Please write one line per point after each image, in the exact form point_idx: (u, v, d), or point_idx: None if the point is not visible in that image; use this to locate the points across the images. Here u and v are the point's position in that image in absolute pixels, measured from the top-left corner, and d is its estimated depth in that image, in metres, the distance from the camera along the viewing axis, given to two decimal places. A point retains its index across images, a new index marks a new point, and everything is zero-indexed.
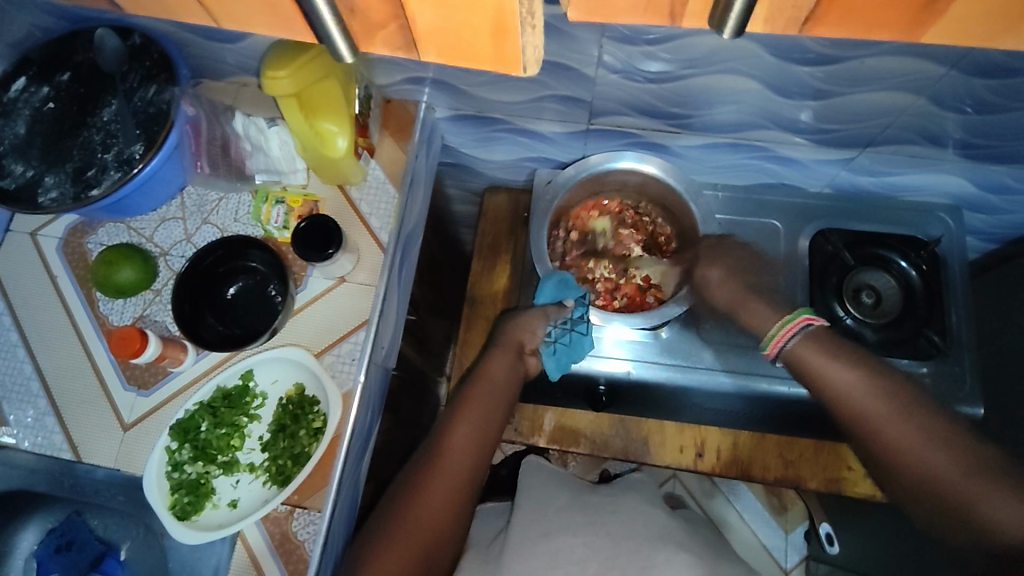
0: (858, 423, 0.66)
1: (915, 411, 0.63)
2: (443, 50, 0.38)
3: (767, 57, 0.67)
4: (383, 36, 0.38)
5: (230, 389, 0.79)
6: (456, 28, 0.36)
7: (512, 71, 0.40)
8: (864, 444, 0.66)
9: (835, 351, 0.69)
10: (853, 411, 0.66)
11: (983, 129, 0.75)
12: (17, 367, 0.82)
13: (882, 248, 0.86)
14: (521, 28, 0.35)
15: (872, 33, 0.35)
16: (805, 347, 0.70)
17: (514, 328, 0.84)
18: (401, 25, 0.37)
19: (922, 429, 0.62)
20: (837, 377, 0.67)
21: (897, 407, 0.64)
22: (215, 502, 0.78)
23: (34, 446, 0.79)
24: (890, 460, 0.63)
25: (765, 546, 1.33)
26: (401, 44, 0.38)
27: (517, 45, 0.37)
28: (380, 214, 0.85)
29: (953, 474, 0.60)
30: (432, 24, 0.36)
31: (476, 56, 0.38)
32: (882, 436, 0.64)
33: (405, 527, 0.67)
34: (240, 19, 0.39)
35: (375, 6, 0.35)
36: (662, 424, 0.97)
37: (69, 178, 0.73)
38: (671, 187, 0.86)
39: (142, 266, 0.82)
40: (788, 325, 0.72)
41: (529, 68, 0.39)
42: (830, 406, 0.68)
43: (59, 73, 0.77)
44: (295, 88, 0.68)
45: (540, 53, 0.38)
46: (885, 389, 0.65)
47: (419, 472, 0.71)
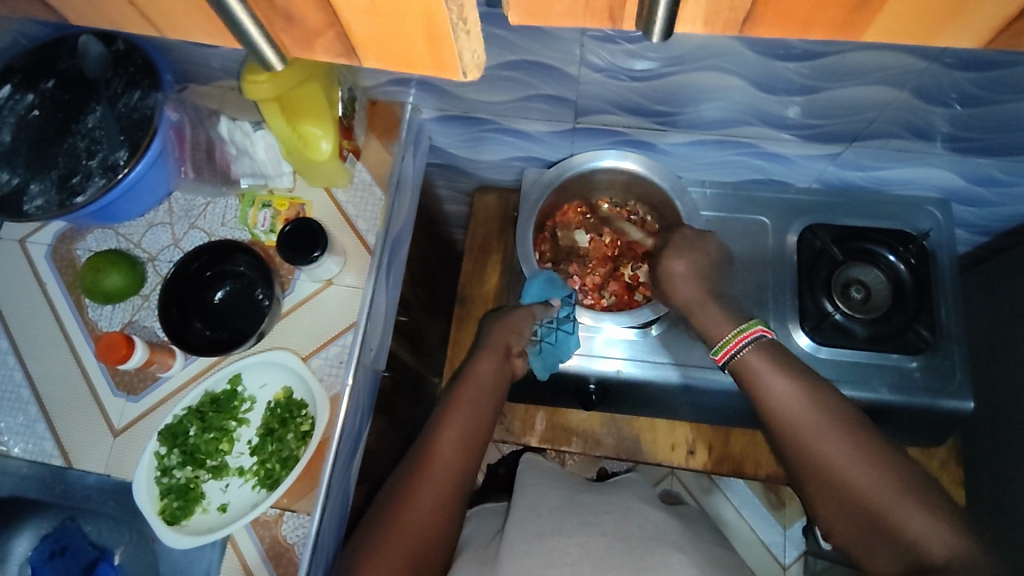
0: (794, 436, 0.67)
1: (849, 427, 0.65)
2: (382, 56, 0.38)
3: (749, 54, 0.67)
4: (321, 45, 0.38)
5: (218, 393, 0.79)
6: (390, 33, 0.36)
7: (453, 76, 0.40)
8: (799, 459, 0.67)
9: (778, 363, 0.70)
10: (793, 423, 0.67)
11: (969, 123, 0.74)
12: (8, 375, 0.82)
13: (869, 242, 0.86)
14: (456, 34, 0.36)
15: (809, 30, 0.36)
16: (753, 354, 0.72)
17: (501, 329, 0.84)
18: (338, 32, 0.37)
19: (856, 443, 0.64)
20: (777, 388, 0.69)
21: (833, 422, 0.66)
22: (205, 506, 0.78)
23: (25, 452, 0.80)
24: (823, 475, 0.65)
25: (763, 541, 1.33)
26: (341, 51, 0.38)
27: (455, 49, 0.37)
28: (367, 216, 0.85)
29: (881, 491, 0.62)
30: (368, 30, 0.36)
31: (414, 61, 0.38)
32: (817, 451, 0.65)
33: (392, 531, 0.67)
34: (180, 27, 0.39)
35: (309, 14, 0.35)
36: (653, 421, 0.99)
37: (54, 185, 0.74)
38: (656, 184, 0.86)
39: (130, 271, 0.82)
40: (741, 334, 0.74)
41: (471, 72, 0.40)
42: (768, 419, 0.69)
43: (43, 81, 0.77)
44: (276, 93, 0.66)
45: (479, 57, 0.39)
46: (821, 405, 0.67)
47: (408, 476, 0.71)
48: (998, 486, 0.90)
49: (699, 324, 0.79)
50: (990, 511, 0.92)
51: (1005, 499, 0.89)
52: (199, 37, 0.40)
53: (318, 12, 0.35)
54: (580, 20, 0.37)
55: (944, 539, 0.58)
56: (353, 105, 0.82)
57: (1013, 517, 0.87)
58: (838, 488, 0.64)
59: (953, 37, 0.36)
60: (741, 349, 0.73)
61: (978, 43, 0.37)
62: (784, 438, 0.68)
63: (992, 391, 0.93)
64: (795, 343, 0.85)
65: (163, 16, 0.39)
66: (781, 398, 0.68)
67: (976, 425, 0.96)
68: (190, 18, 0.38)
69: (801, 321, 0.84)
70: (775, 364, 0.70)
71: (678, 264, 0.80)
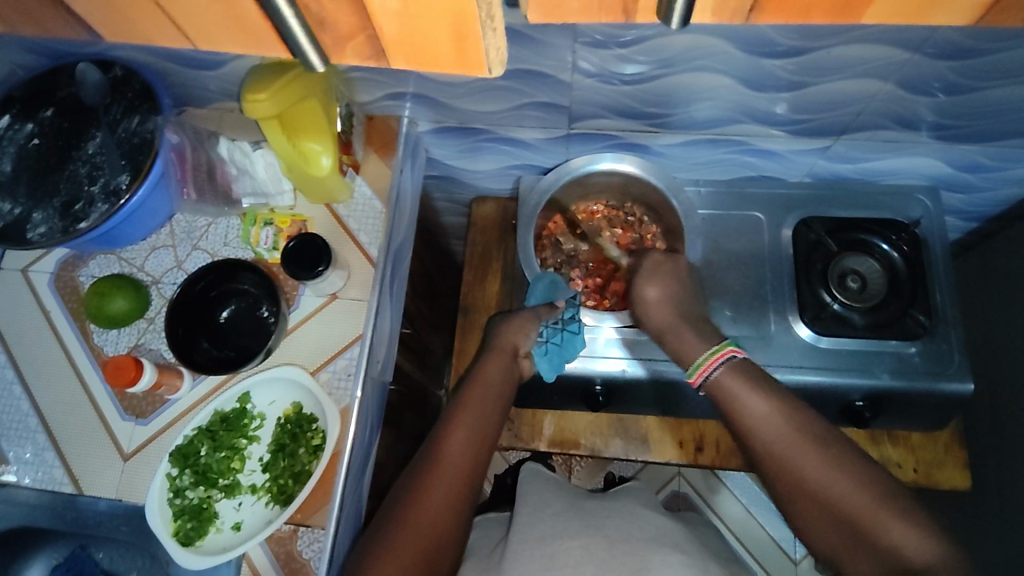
0: (770, 450, 0.68)
1: (822, 440, 0.67)
2: (409, 57, 0.39)
3: (737, 53, 0.69)
4: (352, 48, 0.39)
5: (227, 412, 0.79)
6: (418, 34, 0.37)
7: (477, 72, 0.41)
8: (775, 473, 0.68)
9: (752, 381, 0.71)
10: (769, 438, 0.68)
11: (954, 111, 0.76)
12: (14, 405, 0.82)
13: (861, 232, 0.88)
14: (482, 32, 0.37)
15: (810, 13, 0.38)
16: (727, 375, 0.72)
17: (507, 333, 0.84)
18: (369, 35, 0.38)
19: (830, 454, 0.66)
20: (751, 406, 0.70)
21: (806, 435, 0.67)
22: (219, 526, 0.78)
23: (35, 482, 0.79)
24: (800, 489, 0.66)
25: (774, 538, 1.34)
26: (371, 55, 0.40)
27: (480, 46, 0.38)
28: (368, 230, 0.86)
29: (856, 500, 0.63)
30: (398, 33, 0.37)
31: (439, 62, 0.39)
32: (790, 465, 0.66)
33: (403, 530, 0.67)
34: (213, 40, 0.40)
35: (343, 19, 0.37)
36: (659, 420, 1.00)
37: (57, 213, 0.74)
38: (651, 184, 0.87)
39: (135, 295, 0.82)
40: (715, 355, 0.74)
41: (494, 69, 0.41)
42: (744, 435, 0.70)
43: (42, 109, 0.78)
44: (276, 110, 0.67)
45: (502, 54, 0.39)
46: (795, 420, 0.68)
47: (417, 476, 0.71)
48: (1001, 468, 0.91)
49: (682, 319, 0.80)
50: (997, 495, 0.93)
51: (1010, 481, 0.90)
52: (232, 49, 0.41)
53: (351, 15, 0.36)
54: (595, 16, 0.39)
55: (924, 547, 0.58)
56: (351, 121, 0.84)
57: (1019, 497, 0.88)
58: (814, 500, 0.65)
59: (945, 16, 0.38)
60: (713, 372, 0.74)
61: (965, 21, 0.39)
62: (761, 455, 0.69)
63: (991, 373, 0.95)
64: (796, 334, 0.86)
65: (199, 30, 0.39)
66: (756, 417, 0.69)
67: (975, 408, 0.97)
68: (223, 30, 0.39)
69: (801, 312, 0.86)
70: (749, 383, 0.71)
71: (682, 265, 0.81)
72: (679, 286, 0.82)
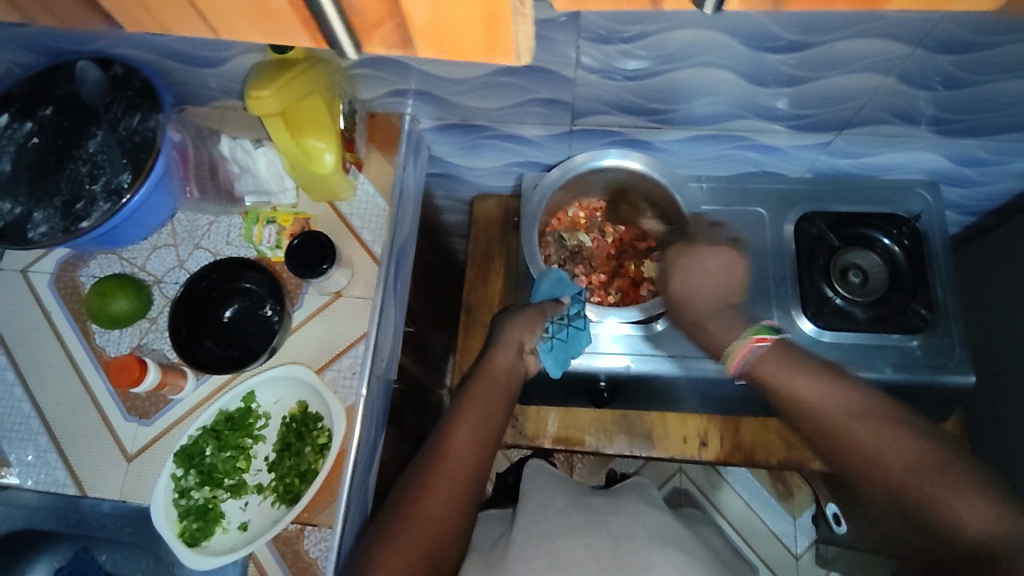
0: (821, 431, 0.70)
1: (872, 414, 0.68)
2: (437, 45, 0.34)
3: (739, 48, 0.69)
4: (377, 37, 0.33)
5: (232, 412, 0.79)
6: (451, 22, 0.32)
7: (509, 60, 0.35)
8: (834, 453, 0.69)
9: (791, 362, 0.74)
10: (818, 416, 0.71)
11: (954, 105, 0.77)
12: (15, 406, 0.81)
13: (864, 227, 0.88)
14: (519, 17, 0.31)
15: None
16: (763, 364, 0.76)
17: (514, 328, 0.84)
18: (398, 23, 0.32)
19: (882, 429, 0.66)
20: (796, 389, 0.73)
21: (855, 411, 0.69)
22: (225, 526, 0.77)
23: (37, 484, 0.79)
24: (858, 467, 0.67)
25: (774, 533, 1.34)
26: (394, 43, 0.34)
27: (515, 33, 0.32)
28: (372, 228, 0.86)
29: (912, 472, 0.63)
30: (431, 20, 0.32)
31: (469, 52, 0.34)
32: (844, 442, 0.68)
33: (406, 523, 0.67)
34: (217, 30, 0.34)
35: (369, 5, 0.31)
36: (664, 416, 1.00)
37: (58, 212, 0.73)
38: (656, 181, 0.87)
39: (137, 296, 0.82)
40: (740, 347, 0.78)
41: (526, 57, 0.35)
42: (796, 418, 0.73)
43: (41, 108, 0.77)
44: (280, 107, 0.68)
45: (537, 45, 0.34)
46: (843, 400, 0.70)
47: (422, 472, 0.71)
48: (1001, 460, 0.92)
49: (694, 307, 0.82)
50: None
51: (1010, 473, 0.91)
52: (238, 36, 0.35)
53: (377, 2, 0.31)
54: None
55: (981, 516, 0.57)
56: (353, 118, 0.83)
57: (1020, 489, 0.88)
58: (874, 477, 0.65)
59: None
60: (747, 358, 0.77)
61: None
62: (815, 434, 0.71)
63: (992, 366, 0.95)
64: (799, 328, 0.86)
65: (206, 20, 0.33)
66: (804, 400, 0.72)
67: (975, 401, 0.98)
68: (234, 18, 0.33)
69: (803, 307, 0.86)
70: (790, 368, 0.74)
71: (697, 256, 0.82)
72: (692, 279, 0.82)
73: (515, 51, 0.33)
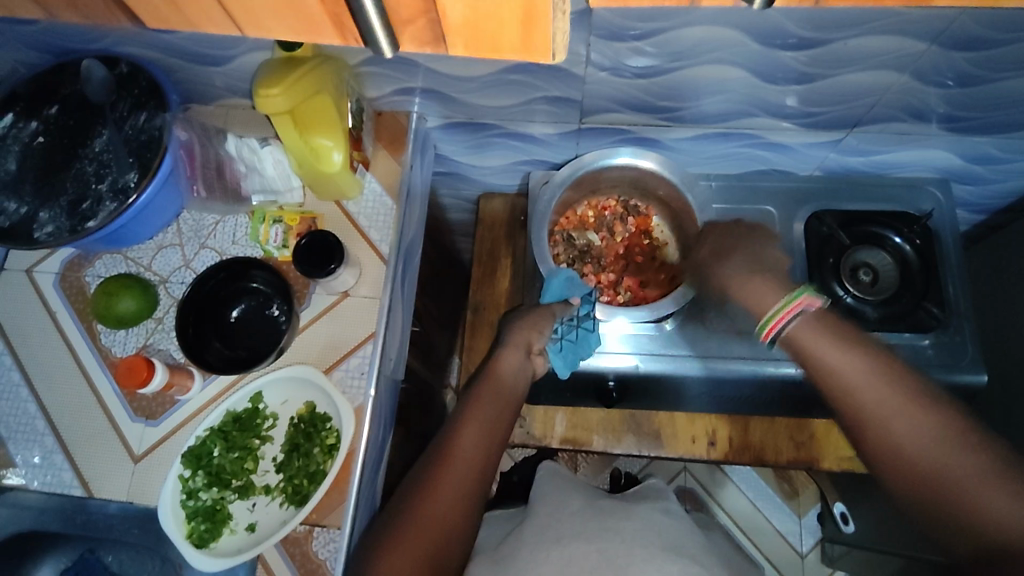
0: (856, 413, 0.61)
1: (922, 403, 0.59)
2: (469, 42, 0.36)
3: (752, 45, 0.68)
4: (410, 32, 0.36)
5: (240, 412, 0.78)
6: (483, 18, 0.34)
7: (541, 59, 0.38)
8: (867, 442, 0.60)
9: (831, 333, 0.65)
10: (855, 400, 0.61)
11: (967, 103, 0.76)
12: (21, 407, 0.80)
13: (875, 225, 0.87)
14: (553, 15, 0.33)
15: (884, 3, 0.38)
16: (801, 326, 0.67)
17: (520, 330, 0.83)
18: (431, 19, 0.35)
19: (931, 424, 0.57)
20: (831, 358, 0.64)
21: (900, 396, 0.59)
22: (233, 527, 0.77)
23: (44, 485, 0.78)
24: (897, 464, 0.58)
25: (779, 531, 1.34)
26: (429, 39, 0.36)
27: (549, 32, 0.35)
28: (379, 227, 0.85)
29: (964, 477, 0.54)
30: (464, 16, 0.34)
31: (504, 47, 0.36)
32: (883, 431, 0.59)
33: (413, 522, 0.66)
34: (262, 25, 0.37)
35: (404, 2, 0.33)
36: (671, 415, 1.00)
37: (65, 211, 0.73)
38: (666, 179, 0.86)
39: (143, 295, 0.81)
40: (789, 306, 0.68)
41: (558, 54, 0.38)
42: (826, 395, 0.64)
43: (47, 107, 0.77)
44: (288, 105, 0.69)
45: (568, 38, 0.36)
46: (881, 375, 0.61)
47: (429, 470, 0.70)
48: None
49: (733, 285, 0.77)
50: None
51: None
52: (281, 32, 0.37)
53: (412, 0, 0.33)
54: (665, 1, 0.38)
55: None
56: (361, 116, 0.82)
57: None
58: (911, 475, 0.57)
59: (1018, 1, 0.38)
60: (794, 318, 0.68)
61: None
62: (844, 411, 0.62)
63: (1002, 364, 0.95)
64: None
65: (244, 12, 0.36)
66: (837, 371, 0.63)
67: (985, 399, 0.98)
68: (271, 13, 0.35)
69: None
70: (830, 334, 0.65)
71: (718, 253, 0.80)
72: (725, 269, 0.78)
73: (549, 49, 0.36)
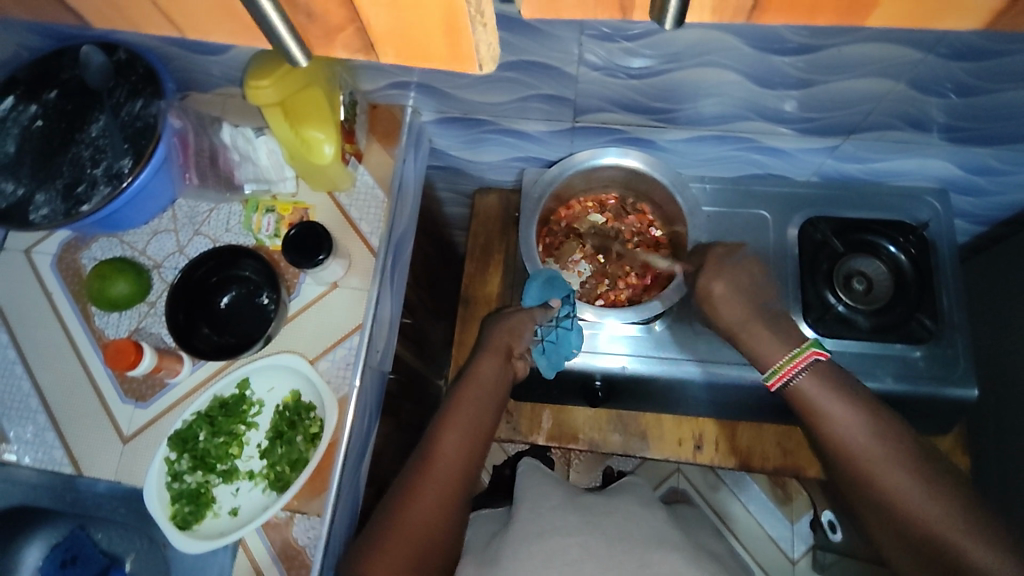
0: (857, 467, 0.66)
1: (923, 464, 0.64)
2: (398, 50, 0.42)
3: (745, 49, 0.67)
4: (341, 40, 0.41)
5: (226, 398, 0.80)
6: (409, 27, 0.39)
7: (468, 67, 0.43)
8: (859, 488, 0.66)
9: (838, 388, 0.70)
10: (853, 452, 0.67)
11: (966, 113, 0.75)
12: (15, 384, 0.82)
13: (869, 234, 0.87)
14: (472, 26, 0.39)
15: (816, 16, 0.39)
16: (810, 380, 0.71)
17: (502, 332, 0.84)
18: (358, 27, 0.40)
19: (923, 485, 0.63)
20: (836, 415, 0.68)
21: (903, 457, 0.65)
22: (216, 511, 0.78)
23: (34, 461, 0.80)
24: (886, 512, 0.64)
25: (772, 537, 1.34)
26: (358, 47, 0.42)
27: (471, 40, 0.40)
28: (370, 219, 0.85)
29: (947, 527, 0.60)
30: (386, 24, 0.39)
31: (433, 56, 0.42)
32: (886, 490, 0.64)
33: (392, 532, 0.67)
34: (202, 29, 0.44)
35: (332, 13, 0.39)
36: (659, 416, 1.00)
37: (60, 195, 0.74)
38: (655, 179, 0.86)
39: (136, 280, 0.82)
40: (796, 358, 0.72)
41: (485, 63, 0.43)
42: (829, 448, 0.69)
43: (46, 91, 0.78)
44: (279, 97, 0.68)
45: (493, 51, 0.42)
46: (884, 436, 0.66)
47: (409, 476, 0.71)
48: (1003, 476, 0.91)
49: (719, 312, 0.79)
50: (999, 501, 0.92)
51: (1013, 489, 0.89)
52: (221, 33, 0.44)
53: (337, 8, 0.39)
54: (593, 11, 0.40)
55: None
56: (354, 109, 0.83)
57: (1018, 503, 0.87)
58: (905, 529, 0.63)
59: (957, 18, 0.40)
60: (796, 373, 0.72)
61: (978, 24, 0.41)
62: (846, 466, 0.67)
63: (997, 378, 0.94)
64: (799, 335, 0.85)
65: (186, 18, 0.43)
66: (843, 428, 0.68)
67: (980, 412, 0.97)
68: (211, 19, 0.42)
69: (805, 313, 0.84)
70: (840, 392, 0.69)
71: (717, 285, 0.79)
72: (728, 276, 0.80)
73: (474, 56, 0.42)
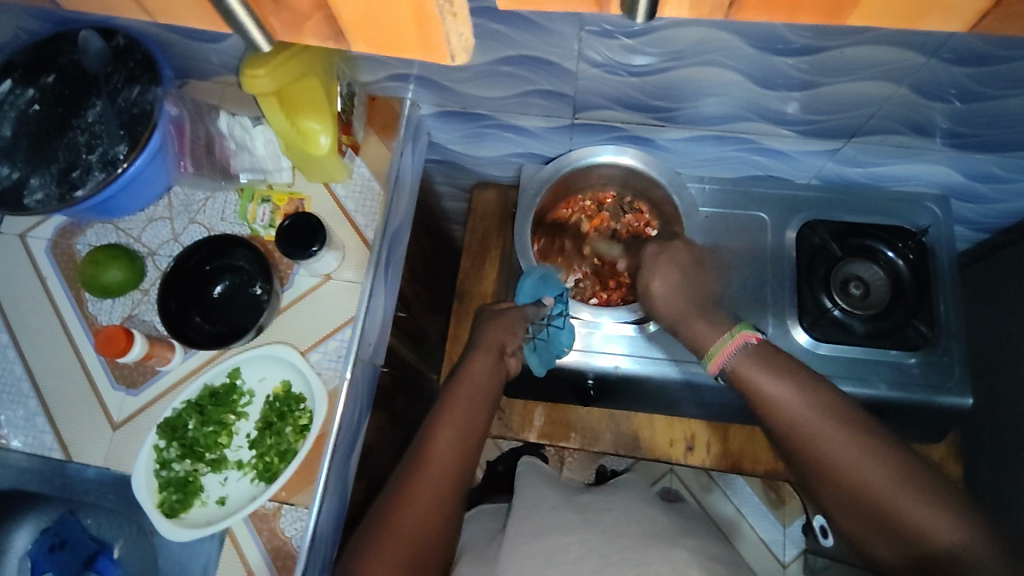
0: (795, 437, 0.64)
1: (858, 426, 0.62)
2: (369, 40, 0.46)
3: (746, 49, 0.67)
4: (309, 27, 0.46)
5: (216, 387, 0.80)
6: (374, 17, 0.44)
7: (438, 57, 0.48)
8: (801, 459, 0.64)
9: (770, 362, 0.68)
10: (793, 424, 0.64)
11: (969, 119, 0.74)
12: (7, 368, 0.82)
13: (870, 239, 0.86)
14: (442, 16, 0.44)
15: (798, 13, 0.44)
16: (742, 360, 0.69)
17: (495, 330, 0.84)
18: (326, 15, 0.44)
19: (861, 445, 0.61)
20: (773, 391, 0.66)
21: (840, 423, 0.63)
22: (204, 499, 0.78)
23: (25, 445, 0.80)
24: (829, 481, 0.62)
25: (764, 540, 1.34)
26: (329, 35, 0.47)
27: (440, 31, 0.45)
28: (365, 211, 0.85)
29: (894, 490, 0.59)
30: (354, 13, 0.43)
31: (404, 46, 0.46)
32: (828, 458, 0.62)
33: (386, 531, 0.66)
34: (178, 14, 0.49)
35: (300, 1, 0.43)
36: (652, 417, 0.99)
37: (55, 179, 0.74)
38: (652, 178, 0.86)
39: (130, 266, 0.82)
40: (731, 339, 0.71)
41: (452, 53, 0.48)
42: (769, 423, 0.67)
43: (43, 75, 0.77)
44: (275, 87, 0.67)
45: (461, 41, 0.48)
46: (818, 403, 0.64)
47: (405, 476, 0.70)
48: (996, 485, 0.90)
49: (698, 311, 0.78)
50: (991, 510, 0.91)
51: (1005, 498, 0.89)
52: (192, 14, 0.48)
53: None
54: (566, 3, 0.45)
55: (954, 532, 0.56)
56: (352, 101, 0.82)
57: (1012, 514, 0.86)
58: (852, 493, 0.60)
59: (938, 21, 0.45)
60: (731, 355, 0.70)
61: (966, 25, 0.46)
62: (785, 438, 0.65)
63: (993, 387, 0.93)
64: (794, 339, 0.84)
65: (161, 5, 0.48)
66: (779, 402, 0.65)
67: (974, 421, 0.96)
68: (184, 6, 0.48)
69: (800, 317, 0.84)
70: (772, 366, 0.67)
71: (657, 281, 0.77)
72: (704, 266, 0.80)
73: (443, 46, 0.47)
